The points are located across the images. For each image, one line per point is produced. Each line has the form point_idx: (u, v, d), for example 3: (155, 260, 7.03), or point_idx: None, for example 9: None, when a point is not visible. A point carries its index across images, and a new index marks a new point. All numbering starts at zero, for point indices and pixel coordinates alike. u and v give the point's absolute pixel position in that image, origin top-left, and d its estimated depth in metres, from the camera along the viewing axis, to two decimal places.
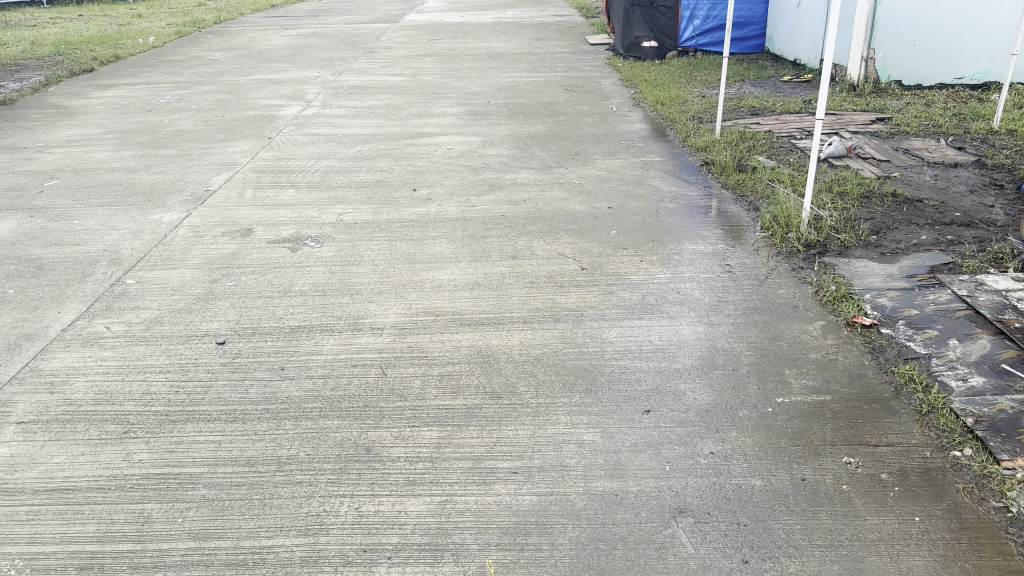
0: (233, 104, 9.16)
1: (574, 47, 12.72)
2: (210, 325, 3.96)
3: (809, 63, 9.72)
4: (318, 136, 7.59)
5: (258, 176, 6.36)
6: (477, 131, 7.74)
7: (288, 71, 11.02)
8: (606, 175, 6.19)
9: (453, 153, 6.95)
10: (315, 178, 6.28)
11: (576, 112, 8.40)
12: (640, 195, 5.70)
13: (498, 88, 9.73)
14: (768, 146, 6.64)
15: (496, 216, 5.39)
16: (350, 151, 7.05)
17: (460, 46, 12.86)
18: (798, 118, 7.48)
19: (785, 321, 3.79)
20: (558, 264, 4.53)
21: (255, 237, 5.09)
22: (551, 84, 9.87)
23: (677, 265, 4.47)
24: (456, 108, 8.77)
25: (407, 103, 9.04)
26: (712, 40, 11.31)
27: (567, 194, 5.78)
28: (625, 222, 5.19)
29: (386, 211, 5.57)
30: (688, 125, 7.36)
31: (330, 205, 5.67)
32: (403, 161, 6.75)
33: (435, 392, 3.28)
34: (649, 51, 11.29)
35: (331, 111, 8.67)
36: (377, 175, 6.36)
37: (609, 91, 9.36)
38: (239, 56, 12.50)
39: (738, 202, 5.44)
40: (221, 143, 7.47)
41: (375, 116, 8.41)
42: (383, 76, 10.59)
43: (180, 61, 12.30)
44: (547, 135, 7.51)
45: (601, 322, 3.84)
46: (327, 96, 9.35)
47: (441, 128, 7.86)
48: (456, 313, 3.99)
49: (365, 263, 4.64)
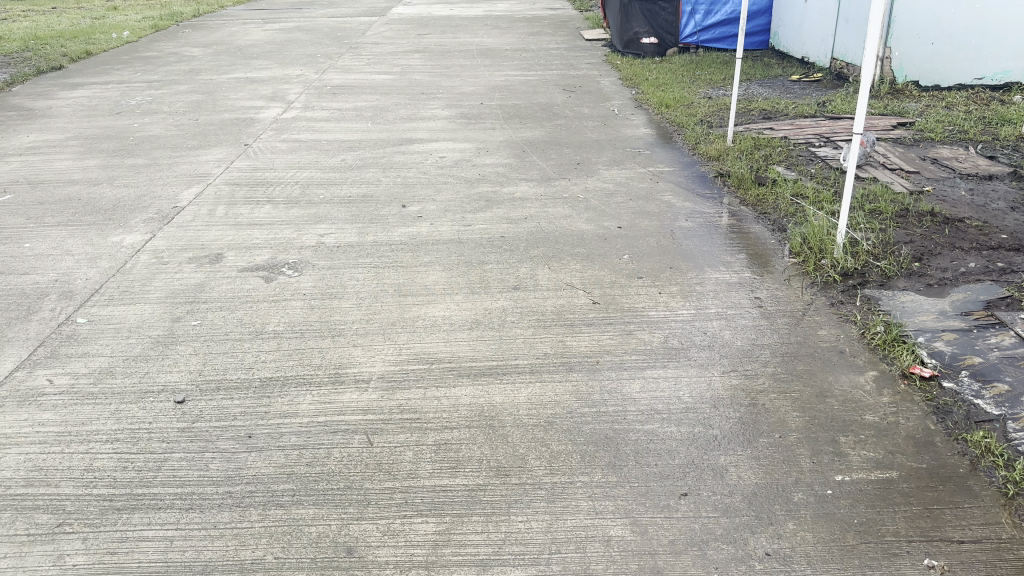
0: (208, 106, 8.58)
1: (569, 42, 12.18)
2: (169, 378, 3.44)
3: (818, 61, 9.22)
4: (299, 142, 7.05)
5: (232, 190, 5.82)
6: (470, 137, 7.22)
7: (269, 69, 10.43)
8: (613, 189, 5.69)
9: (445, 162, 6.44)
10: (294, 193, 5.75)
11: (575, 116, 7.88)
12: (651, 212, 5.21)
13: (491, 88, 9.19)
14: (786, 156, 6.16)
15: (494, 238, 4.89)
16: (333, 160, 6.52)
17: (449, 42, 12.29)
18: (814, 122, 7.00)
19: (831, 372, 3.31)
20: (566, 298, 4.04)
21: (226, 264, 4.56)
22: (547, 84, 9.34)
23: (700, 298, 3.99)
24: (447, 110, 8.24)
25: (395, 105, 8.49)
26: (714, 36, 10.81)
27: (571, 211, 5.28)
28: (638, 244, 4.70)
29: (373, 231, 5.04)
30: (697, 131, 6.87)
31: (310, 225, 5.14)
32: (391, 172, 6.23)
33: (430, 469, 2.77)
34: (648, 48, 10.79)
35: (314, 113, 8.11)
36: (363, 189, 5.84)
37: (609, 92, 8.84)
38: (217, 52, 11.89)
39: (761, 220, 4.96)
40: (194, 151, 6.92)
41: (361, 120, 7.87)
42: (369, 75, 10.03)
43: (155, 58, 11.68)
44: (546, 141, 7.00)
45: (620, 371, 3.35)
46: (310, 97, 8.79)
47: (432, 134, 7.33)
48: (453, 360, 3.49)
49: (349, 296, 4.12)
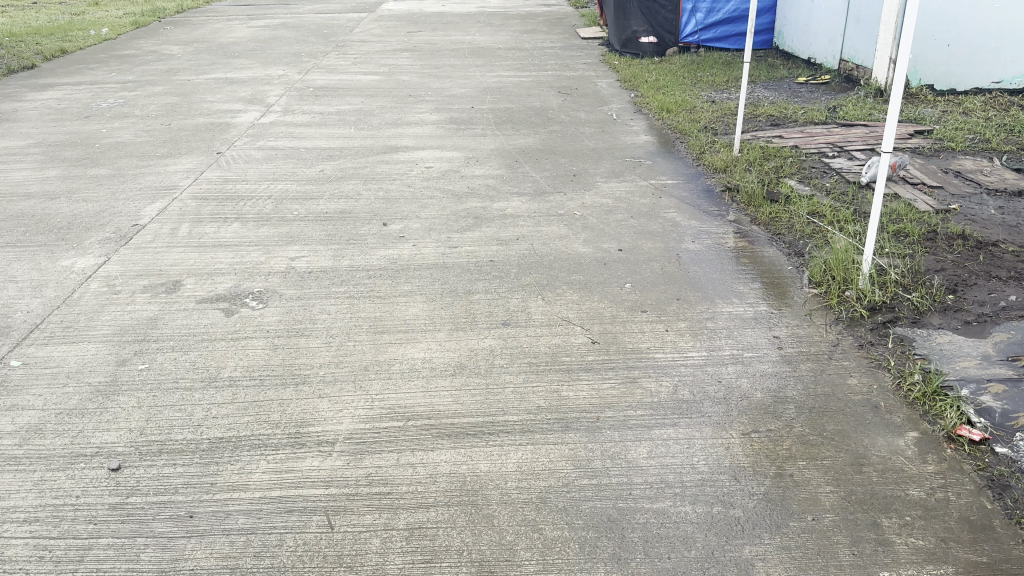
0: (183, 109, 8.11)
1: (564, 41, 11.73)
2: (105, 439, 3.00)
3: (825, 62, 8.79)
4: (275, 150, 6.59)
5: (199, 205, 5.37)
6: (458, 144, 6.77)
7: (250, 69, 9.96)
8: (612, 206, 5.26)
9: (431, 174, 5.99)
10: (267, 208, 5.30)
11: (571, 121, 7.44)
12: (655, 232, 4.78)
13: (482, 90, 8.75)
14: (798, 168, 5.74)
15: (483, 262, 4.45)
16: (312, 170, 6.07)
17: (440, 40, 11.83)
18: (826, 130, 6.58)
19: (866, 433, 2.89)
20: (561, 336, 3.60)
21: (184, 294, 4.12)
22: (541, 86, 8.90)
23: (712, 337, 3.56)
24: (435, 115, 7.79)
25: (380, 109, 8.04)
26: (715, 36, 10.36)
27: (567, 231, 4.85)
28: (641, 271, 4.27)
29: (349, 253, 4.61)
30: (701, 140, 6.45)
31: (281, 246, 4.70)
32: (373, 184, 5.79)
33: (401, 563, 2.34)
34: (647, 48, 10.35)
35: (294, 117, 7.65)
36: (342, 204, 5.39)
37: (606, 95, 8.41)
38: (198, 51, 11.39)
39: (775, 243, 4.54)
40: (162, 160, 6.45)
41: (343, 125, 7.42)
42: (355, 75, 9.56)
43: (132, 57, 11.18)
44: (540, 150, 6.56)
45: (624, 431, 2.91)
46: (291, 99, 8.33)
47: (418, 141, 6.89)
48: (431, 414, 3.05)
49: (319, 333, 3.69)
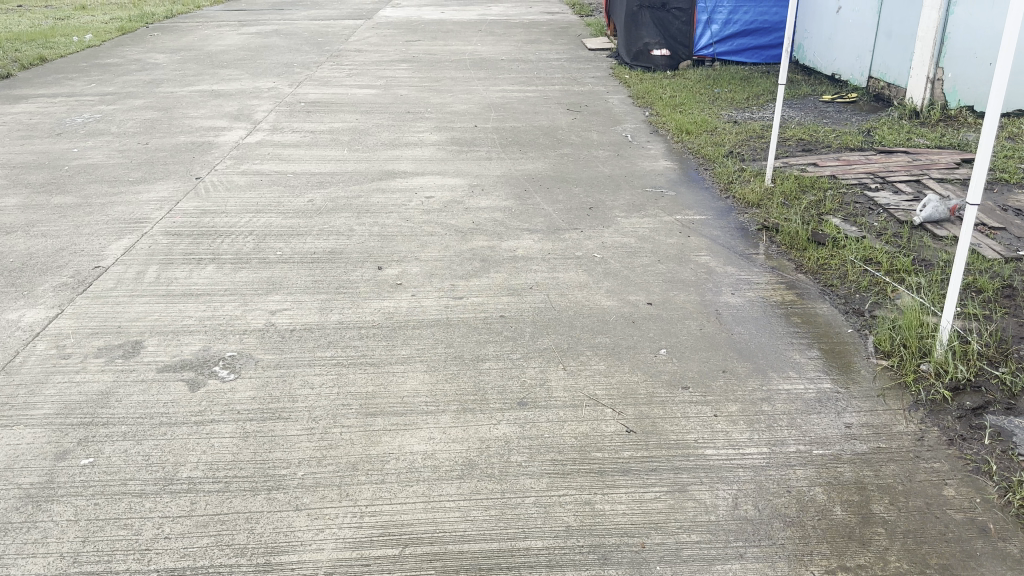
0: (163, 126, 7.51)
1: (571, 52, 11.18)
2: (28, 569, 2.39)
3: (852, 79, 8.26)
4: (260, 175, 6.01)
5: (171, 243, 4.79)
6: (461, 170, 6.20)
7: (238, 81, 9.37)
8: (637, 247, 4.69)
9: (432, 205, 5.42)
10: (247, 246, 4.72)
11: (583, 144, 6.88)
12: (689, 280, 4.20)
13: (486, 107, 8.19)
14: (839, 203, 5.18)
15: (493, 317, 3.87)
16: (300, 199, 5.49)
17: (439, 50, 11.27)
18: (864, 158, 6.03)
19: (980, 571, 2.32)
20: (589, 420, 3.01)
21: (144, 359, 3.53)
22: (548, 102, 8.35)
23: (771, 425, 2.98)
24: (436, 135, 7.22)
25: (376, 127, 7.46)
26: (731, 49, 9.82)
27: (587, 279, 4.27)
28: (677, 331, 3.69)
29: (339, 303, 4.01)
30: (729, 168, 5.91)
31: (260, 294, 4.11)
32: (367, 216, 5.20)
33: None
34: (659, 61, 9.75)
35: (282, 137, 7.08)
36: (332, 241, 4.80)
37: (619, 113, 7.85)
38: (184, 60, 10.80)
39: (828, 297, 3.97)
40: (135, 186, 5.86)
41: (336, 145, 6.84)
42: (349, 88, 8.99)
43: (114, 66, 10.58)
44: (551, 177, 5.99)
45: (677, 566, 2.33)
46: (280, 115, 7.75)
47: (417, 166, 6.32)
48: (435, 537, 2.46)
49: (299, 414, 3.09)
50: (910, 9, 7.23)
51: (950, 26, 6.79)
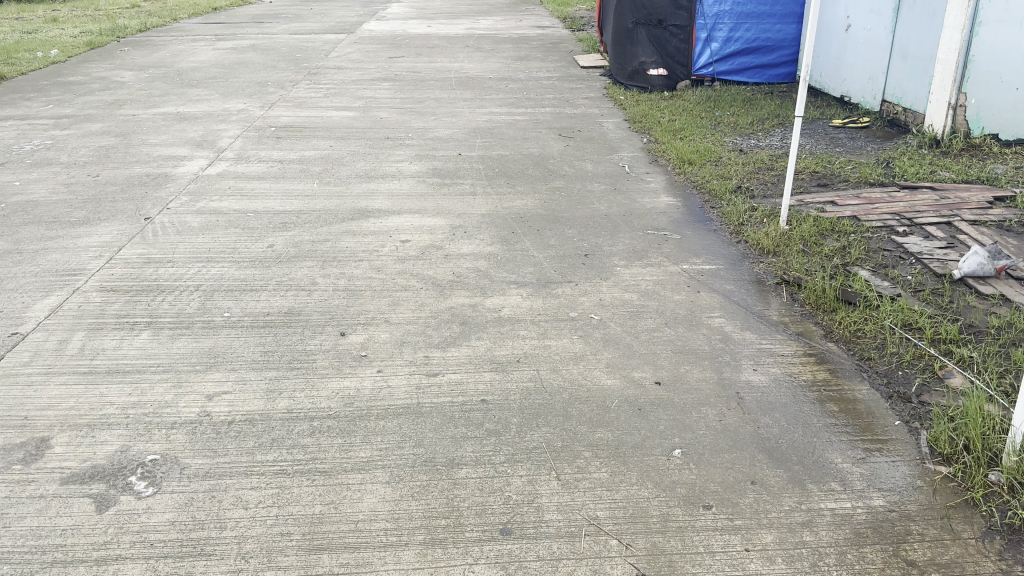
0: (118, 154, 6.89)
1: (562, 69, 10.64)
2: None
3: (864, 102, 7.75)
4: (217, 215, 5.40)
5: (105, 302, 4.17)
6: (442, 207, 5.62)
7: (207, 102, 8.77)
8: (639, 306, 4.09)
9: (407, 252, 4.81)
10: (190, 307, 4.10)
11: (576, 176, 6.31)
12: (702, 350, 3.61)
13: (471, 132, 7.61)
14: (865, 250, 4.62)
15: (471, 400, 3.26)
16: (258, 245, 4.89)
17: (424, 67, 10.70)
18: (887, 195, 5.49)
19: None
20: (589, 559, 2.40)
21: (47, 466, 2.91)
22: (538, 127, 7.78)
23: (818, 566, 2.38)
24: (416, 164, 6.63)
25: (352, 155, 6.88)
26: (732, 68, 9.29)
27: (583, 348, 3.67)
28: (692, 421, 3.08)
29: (289, 381, 3.40)
30: (739, 207, 5.35)
31: (198, 372, 3.49)
32: (333, 265, 4.60)
33: None
34: (655, 80, 9.22)
35: (247, 167, 6.47)
36: (290, 297, 4.19)
37: (614, 142, 7.29)
38: (152, 78, 10.19)
39: (867, 376, 3.40)
40: (75, 227, 5.24)
41: (305, 177, 6.24)
42: (325, 110, 8.39)
43: (77, 85, 9.95)
44: (542, 216, 5.40)
45: None
46: (246, 142, 7.14)
47: (393, 202, 5.72)
48: None
49: (227, 550, 2.48)
50: (929, 29, 6.72)
51: (975, 49, 6.26)
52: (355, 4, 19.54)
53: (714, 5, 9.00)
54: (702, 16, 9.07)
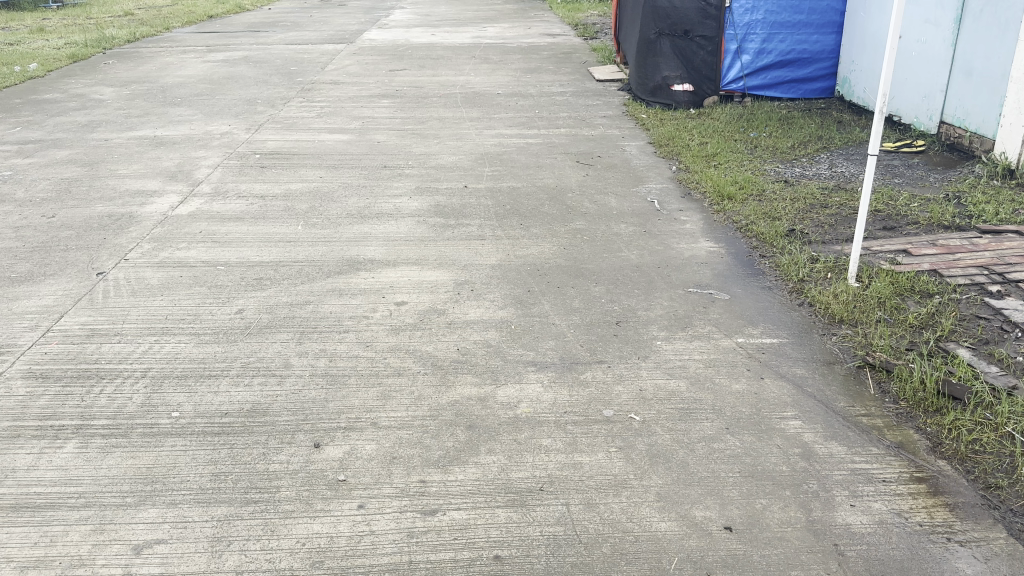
0: (81, 188, 6.11)
1: (577, 83, 9.85)
2: None
3: (918, 124, 6.96)
4: (182, 268, 4.61)
5: (28, 394, 3.38)
6: (445, 256, 4.82)
7: (188, 124, 8.00)
8: (691, 399, 3.27)
9: (402, 318, 4.01)
10: (131, 404, 3.31)
11: (599, 216, 5.51)
12: (778, 476, 2.80)
13: (478, 159, 6.83)
14: (958, 320, 3.82)
15: (482, 555, 2.45)
16: (224, 310, 4.10)
17: (427, 82, 9.92)
18: (968, 243, 4.67)
19: None
20: None
21: None
22: (553, 153, 7.00)
23: None
24: (416, 201, 5.84)
25: (344, 188, 6.09)
26: (763, 83, 8.52)
27: (624, 466, 2.85)
28: None
29: (242, 524, 2.60)
30: (795, 258, 4.56)
31: (126, 509, 2.69)
32: (313, 338, 3.80)
33: None
34: (681, 96, 8.41)
35: (223, 205, 5.69)
36: (256, 388, 3.39)
37: (639, 171, 6.50)
38: (134, 95, 9.43)
39: (1004, 518, 2.60)
40: (14, 285, 4.45)
41: (289, 217, 5.45)
42: (318, 133, 7.62)
43: (51, 103, 9.19)
44: (562, 269, 4.61)
45: None
46: (226, 174, 6.37)
47: (389, 249, 4.94)
48: None
49: None
50: (999, 43, 5.96)
51: None
52: (357, 11, 18.81)
53: (745, 14, 8.24)
54: (732, 26, 8.29)
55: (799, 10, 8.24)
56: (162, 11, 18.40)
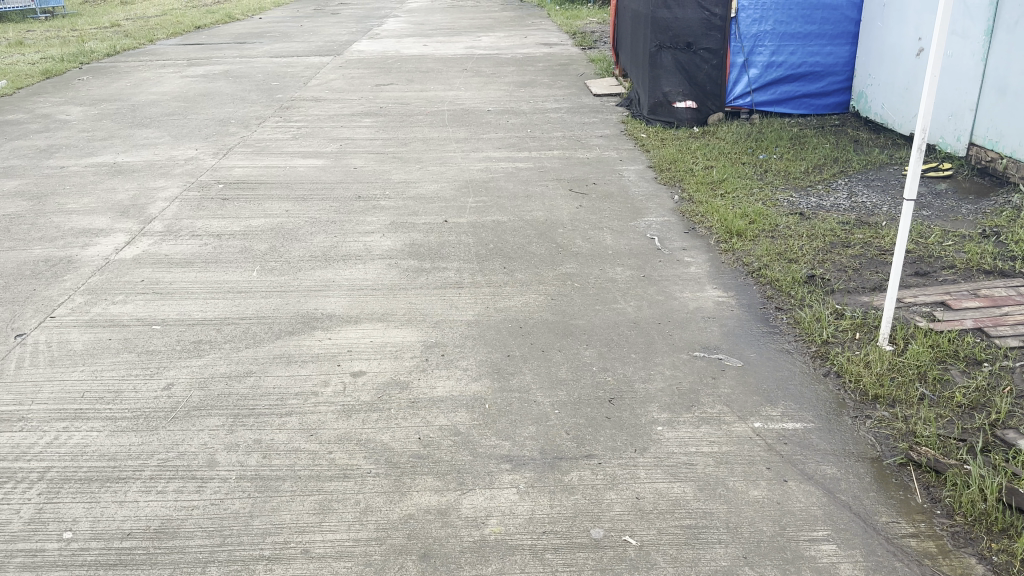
0: (21, 226, 5.54)
1: (572, 98, 9.26)
2: None
3: (944, 145, 6.34)
4: (113, 329, 4.04)
5: None
6: (414, 309, 4.23)
7: (152, 149, 7.43)
8: (699, 513, 2.67)
9: (356, 393, 3.42)
10: (16, 521, 2.72)
11: (593, 256, 4.92)
12: None
13: (462, 187, 6.25)
14: (1015, 398, 3.22)
15: None
16: (150, 386, 3.52)
17: (413, 98, 9.34)
18: (1015, 293, 4.07)
19: None
20: None
21: None
22: (545, 180, 6.41)
23: None
24: (389, 238, 5.26)
25: (311, 223, 5.51)
26: (772, 98, 7.95)
27: None
28: None
29: None
30: (816, 315, 3.96)
31: None
32: (248, 424, 3.22)
33: None
34: (683, 114, 7.85)
35: (174, 246, 5.11)
36: (169, 498, 2.81)
37: (637, 201, 5.91)
38: (101, 115, 8.87)
39: None
40: None
41: (244, 261, 4.87)
42: (291, 157, 7.05)
43: (14, 124, 8.64)
44: (549, 326, 4.01)
45: None
46: (183, 208, 5.80)
47: (352, 299, 4.36)
48: None
49: None
50: None
51: None
52: (350, 20, 18.30)
53: (753, 24, 7.68)
54: (739, 37, 7.72)
55: (811, 19, 7.66)
56: (149, 22, 17.86)
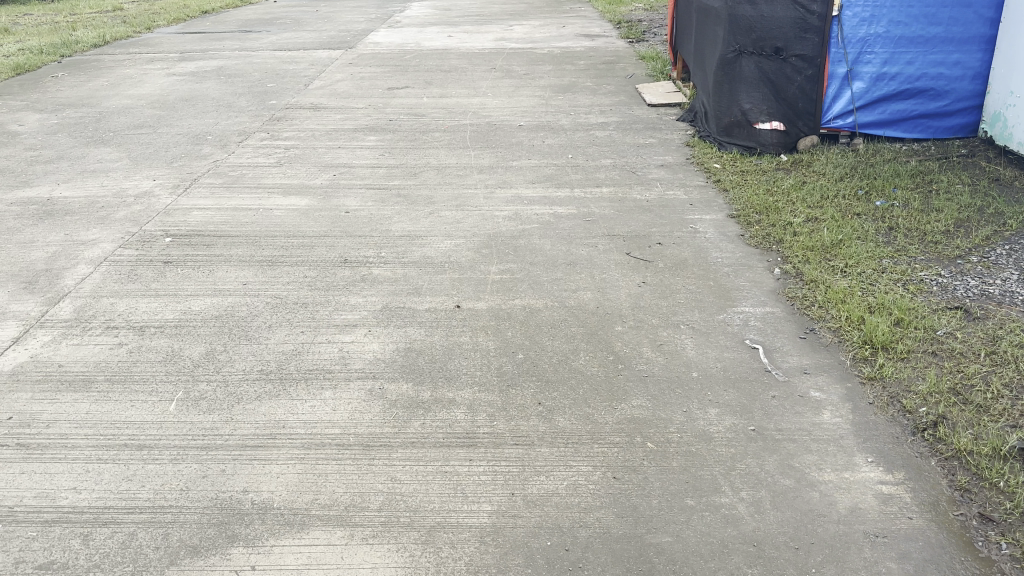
0: None
1: (623, 109, 7.63)
2: None
3: None
4: None
5: None
6: (397, 493, 2.70)
7: (101, 178, 5.97)
8: None
9: None
10: None
11: (670, 381, 3.34)
12: None
13: (481, 246, 4.70)
14: None
15: None
16: None
17: (430, 107, 7.78)
18: None
19: None
20: None
21: None
22: (593, 235, 4.83)
23: None
24: (376, 336, 3.74)
25: (272, 307, 4.00)
26: (881, 119, 6.26)
27: None
28: None
29: None
30: None
31: None
32: None
33: None
34: (767, 137, 6.19)
35: (73, 349, 3.64)
36: None
37: (722, 275, 4.31)
38: (59, 127, 7.45)
39: None
40: None
41: (163, 381, 3.38)
42: (267, 194, 5.54)
43: None
44: (613, 546, 2.45)
45: None
46: (109, 277, 4.33)
47: (306, 466, 2.84)
48: None
49: None
50: None
51: None
52: (370, 4, 16.76)
53: (860, 25, 5.97)
54: (842, 42, 6.01)
55: (936, 20, 5.95)
56: (153, 7, 16.45)
